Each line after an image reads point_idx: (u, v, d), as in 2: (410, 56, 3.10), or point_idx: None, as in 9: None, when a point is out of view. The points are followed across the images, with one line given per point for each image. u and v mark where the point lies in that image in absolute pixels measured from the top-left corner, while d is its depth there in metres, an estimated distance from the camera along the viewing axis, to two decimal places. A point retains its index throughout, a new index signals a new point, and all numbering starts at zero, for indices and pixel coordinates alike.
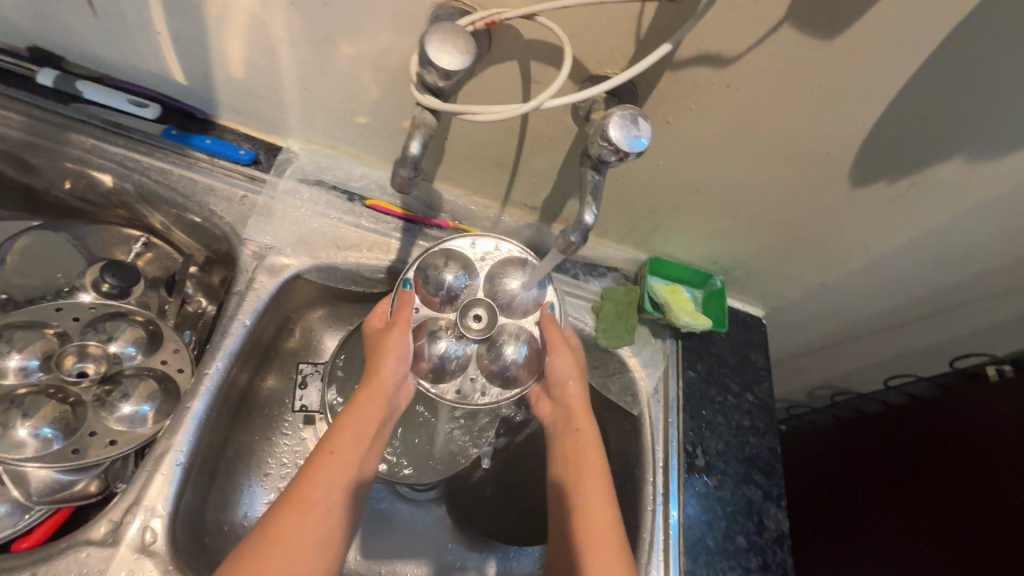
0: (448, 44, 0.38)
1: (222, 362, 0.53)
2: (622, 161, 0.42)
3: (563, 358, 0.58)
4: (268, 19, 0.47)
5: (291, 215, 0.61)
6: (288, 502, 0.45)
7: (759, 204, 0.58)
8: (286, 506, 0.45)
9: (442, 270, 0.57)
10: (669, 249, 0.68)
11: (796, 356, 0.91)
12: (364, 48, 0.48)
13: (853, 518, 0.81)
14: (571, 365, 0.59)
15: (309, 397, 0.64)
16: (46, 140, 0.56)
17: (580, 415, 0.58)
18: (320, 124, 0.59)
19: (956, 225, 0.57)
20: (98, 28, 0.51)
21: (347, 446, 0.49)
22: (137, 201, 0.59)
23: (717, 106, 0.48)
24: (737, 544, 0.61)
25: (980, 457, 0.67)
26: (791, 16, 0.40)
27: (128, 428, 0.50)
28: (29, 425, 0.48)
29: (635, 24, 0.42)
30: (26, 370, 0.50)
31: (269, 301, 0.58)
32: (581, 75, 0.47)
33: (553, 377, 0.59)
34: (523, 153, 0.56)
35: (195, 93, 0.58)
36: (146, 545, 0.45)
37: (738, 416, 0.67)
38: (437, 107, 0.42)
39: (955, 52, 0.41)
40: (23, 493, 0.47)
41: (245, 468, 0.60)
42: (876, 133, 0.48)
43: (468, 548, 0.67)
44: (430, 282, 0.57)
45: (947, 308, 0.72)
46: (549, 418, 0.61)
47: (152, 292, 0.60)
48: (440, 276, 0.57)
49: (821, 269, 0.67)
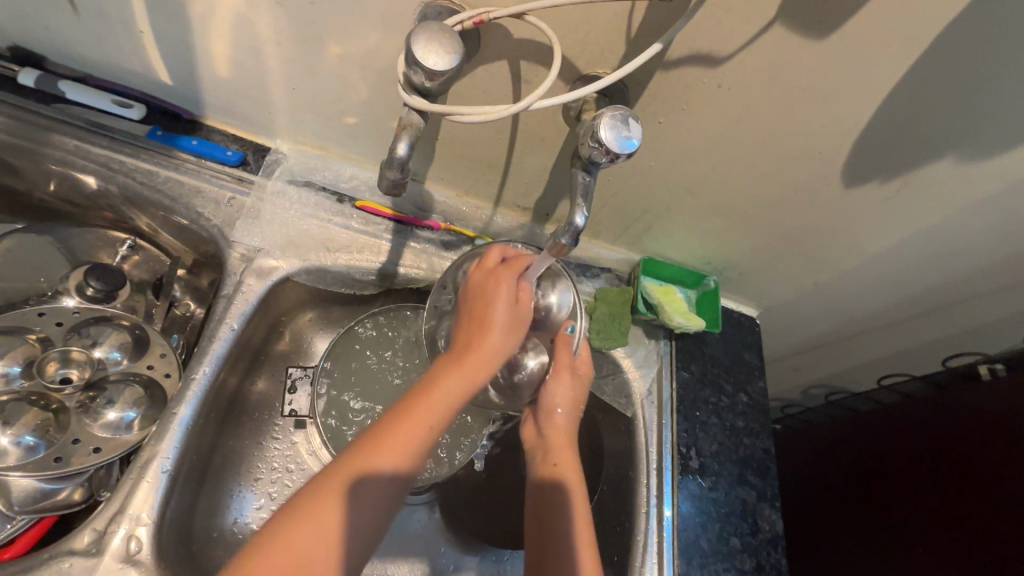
0: (435, 44, 0.38)
1: (209, 367, 0.52)
2: (613, 162, 0.42)
3: (554, 382, 0.58)
4: (253, 17, 0.46)
5: (279, 217, 0.60)
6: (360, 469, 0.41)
7: (752, 204, 0.58)
8: (345, 469, 0.41)
9: None
10: (663, 249, 0.67)
11: (790, 356, 0.91)
12: (352, 48, 0.47)
13: (848, 518, 0.81)
14: (567, 391, 0.59)
15: (298, 402, 0.65)
16: (29, 142, 0.55)
17: (563, 451, 0.58)
18: (308, 124, 0.58)
19: (949, 224, 0.57)
20: (79, 27, 0.50)
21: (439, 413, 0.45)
22: (124, 204, 0.58)
23: (709, 106, 0.47)
24: (731, 545, 0.60)
25: (973, 456, 0.67)
26: (782, 15, 0.40)
27: (113, 435, 0.50)
28: (11, 432, 0.47)
29: (626, 23, 0.41)
30: (9, 376, 0.49)
31: (257, 304, 0.57)
32: (571, 75, 0.46)
33: (543, 402, 0.59)
34: (514, 153, 0.55)
35: (181, 93, 0.57)
36: (131, 555, 0.44)
37: (732, 417, 0.66)
38: (424, 108, 0.41)
39: (948, 51, 0.40)
40: (5, 502, 0.46)
41: (235, 473, 0.59)
42: (868, 133, 0.48)
43: (462, 552, 0.66)
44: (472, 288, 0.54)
45: (941, 307, 0.72)
46: (530, 443, 0.61)
47: (138, 295, 0.59)
48: None
49: (815, 268, 0.67)
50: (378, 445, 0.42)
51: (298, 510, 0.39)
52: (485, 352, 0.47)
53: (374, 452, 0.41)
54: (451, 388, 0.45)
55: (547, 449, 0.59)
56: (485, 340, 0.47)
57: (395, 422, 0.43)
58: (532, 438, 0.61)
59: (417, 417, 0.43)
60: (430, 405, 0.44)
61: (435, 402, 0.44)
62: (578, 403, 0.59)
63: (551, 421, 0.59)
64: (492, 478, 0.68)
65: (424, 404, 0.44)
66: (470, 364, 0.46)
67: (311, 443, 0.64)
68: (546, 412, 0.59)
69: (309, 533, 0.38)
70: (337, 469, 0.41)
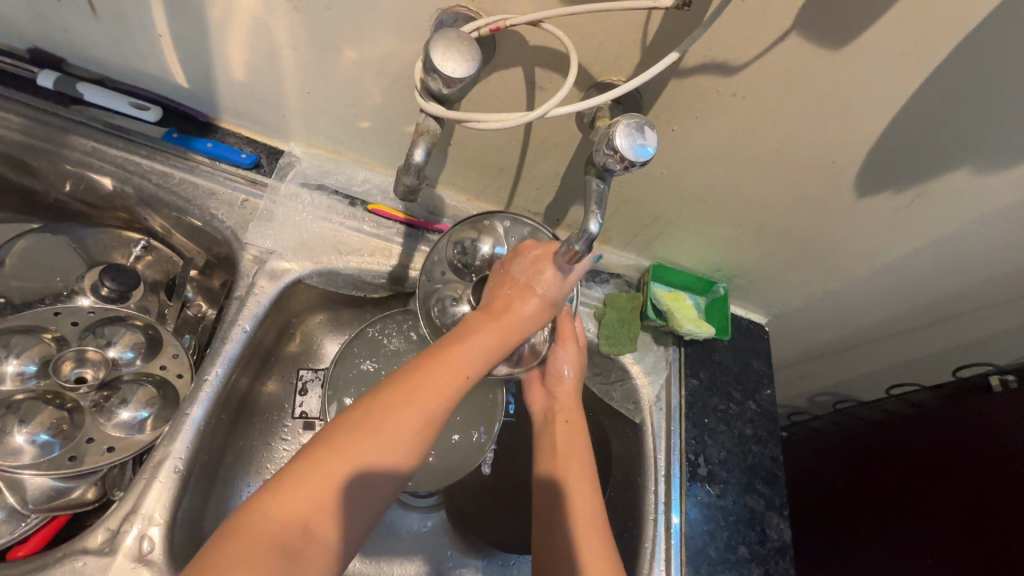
0: (453, 51, 0.38)
1: (221, 367, 0.53)
2: (627, 169, 0.42)
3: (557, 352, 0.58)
4: (270, 22, 0.46)
5: (292, 219, 0.60)
6: (384, 403, 0.40)
7: (763, 212, 0.58)
8: (372, 408, 0.40)
9: (476, 242, 0.55)
10: (672, 255, 0.67)
11: (798, 362, 0.91)
12: (367, 53, 0.48)
13: (855, 528, 0.81)
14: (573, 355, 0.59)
15: (309, 403, 0.64)
16: (47, 142, 0.56)
17: (572, 414, 0.58)
18: (322, 128, 0.58)
19: (962, 234, 0.56)
20: (98, 30, 0.51)
21: (468, 353, 0.44)
22: (138, 205, 0.59)
23: (722, 113, 0.47)
24: (739, 554, 0.60)
25: (980, 469, 0.67)
26: (798, 26, 0.40)
27: (126, 434, 0.50)
28: (27, 431, 0.47)
29: (641, 32, 0.41)
30: (24, 374, 0.49)
31: (269, 306, 0.58)
32: (586, 82, 0.47)
33: (551, 369, 0.59)
34: (527, 158, 0.55)
35: (196, 96, 0.57)
36: (143, 554, 0.44)
37: (741, 425, 0.66)
38: (441, 114, 0.41)
39: (966, 62, 0.40)
40: (19, 500, 0.47)
41: (243, 473, 0.59)
42: (881, 144, 0.48)
43: (469, 555, 0.67)
44: (469, 256, 0.55)
45: (950, 317, 0.72)
46: (538, 408, 0.61)
47: (152, 295, 0.59)
48: (476, 247, 0.55)
49: (825, 276, 0.66)
50: (408, 382, 0.42)
51: (322, 449, 0.38)
52: (522, 314, 0.48)
53: (404, 391, 0.41)
54: (483, 343, 0.45)
55: (556, 410, 0.59)
56: (520, 305, 0.48)
57: (426, 367, 0.43)
58: (540, 402, 0.61)
59: (447, 362, 0.43)
60: (462, 356, 0.44)
61: (468, 343, 0.45)
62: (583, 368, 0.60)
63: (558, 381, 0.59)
64: (499, 482, 0.68)
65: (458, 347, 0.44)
66: (503, 323, 0.47)
67: None
68: (553, 375, 0.59)
69: (331, 469, 0.37)
70: (365, 407, 0.40)
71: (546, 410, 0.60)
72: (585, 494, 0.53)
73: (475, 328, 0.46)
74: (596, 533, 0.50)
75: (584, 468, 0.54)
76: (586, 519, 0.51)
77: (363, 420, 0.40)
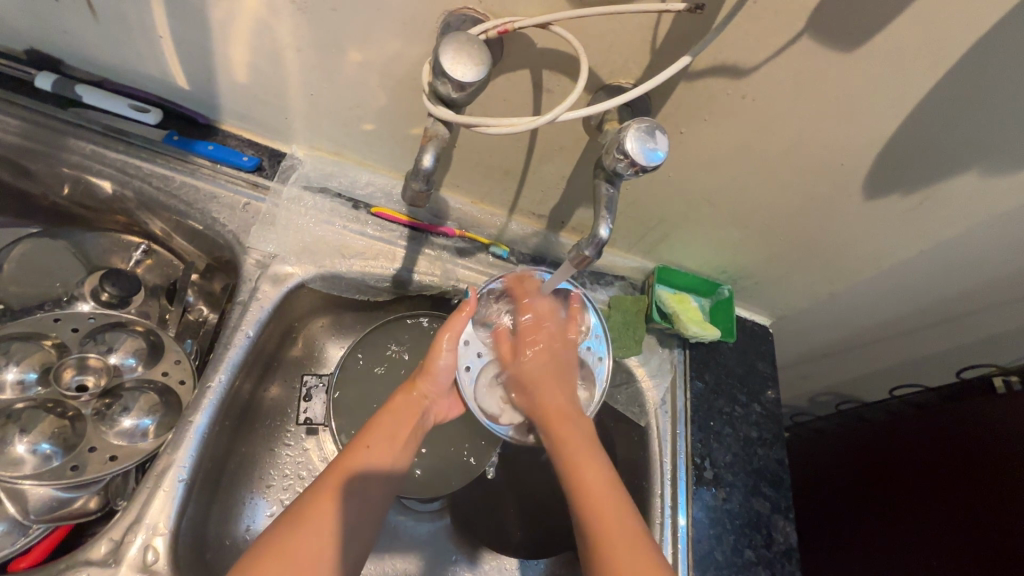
0: (462, 54, 0.37)
1: (224, 374, 0.52)
2: (638, 174, 0.41)
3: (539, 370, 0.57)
4: (274, 23, 0.46)
5: (295, 223, 0.59)
6: (304, 506, 0.44)
7: (770, 214, 0.57)
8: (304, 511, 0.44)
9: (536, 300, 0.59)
10: (677, 258, 0.67)
11: (801, 362, 0.90)
12: (372, 56, 0.47)
13: (860, 532, 0.81)
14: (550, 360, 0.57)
15: (314, 409, 0.63)
16: (43, 146, 0.55)
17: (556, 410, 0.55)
18: (324, 130, 0.57)
19: (969, 236, 0.56)
20: (98, 32, 0.50)
21: (378, 446, 0.49)
22: (138, 208, 0.58)
23: (731, 116, 0.47)
24: (746, 557, 0.60)
25: (987, 473, 0.66)
26: (810, 28, 0.39)
27: (128, 442, 0.49)
28: (28, 441, 0.47)
29: (651, 34, 0.41)
30: (24, 383, 0.49)
31: (272, 311, 0.57)
32: (594, 85, 0.46)
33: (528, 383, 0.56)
34: (532, 162, 0.55)
35: (197, 97, 0.56)
36: (148, 565, 0.44)
37: (746, 428, 0.66)
38: (449, 119, 0.41)
39: (982, 64, 0.40)
40: (21, 510, 0.47)
41: (248, 480, 0.59)
42: (889, 147, 0.48)
43: (475, 561, 0.65)
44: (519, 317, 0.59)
45: (954, 317, 0.72)
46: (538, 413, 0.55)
47: (152, 301, 0.59)
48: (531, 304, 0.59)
49: (830, 278, 0.66)
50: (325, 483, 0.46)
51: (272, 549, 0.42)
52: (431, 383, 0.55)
53: (352, 462, 0.47)
54: (383, 441, 0.50)
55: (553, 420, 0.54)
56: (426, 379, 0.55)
57: (360, 440, 0.50)
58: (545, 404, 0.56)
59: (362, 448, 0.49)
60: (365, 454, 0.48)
61: (370, 446, 0.49)
62: (565, 359, 0.58)
63: (553, 373, 0.57)
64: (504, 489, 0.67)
65: (368, 448, 0.49)
66: (408, 411, 0.53)
67: (324, 450, 0.63)
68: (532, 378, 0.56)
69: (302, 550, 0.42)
70: (302, 507, 0.44)
71: (530, 410, 0.56)
72: (581, 459, 0.51)
73: (379, 417, 0.52)
74: (603, 493, 0.49)
75: (582, 436, 0.53)
76: (598, 482, 0.50)
77: (343, 487, 0.46)
